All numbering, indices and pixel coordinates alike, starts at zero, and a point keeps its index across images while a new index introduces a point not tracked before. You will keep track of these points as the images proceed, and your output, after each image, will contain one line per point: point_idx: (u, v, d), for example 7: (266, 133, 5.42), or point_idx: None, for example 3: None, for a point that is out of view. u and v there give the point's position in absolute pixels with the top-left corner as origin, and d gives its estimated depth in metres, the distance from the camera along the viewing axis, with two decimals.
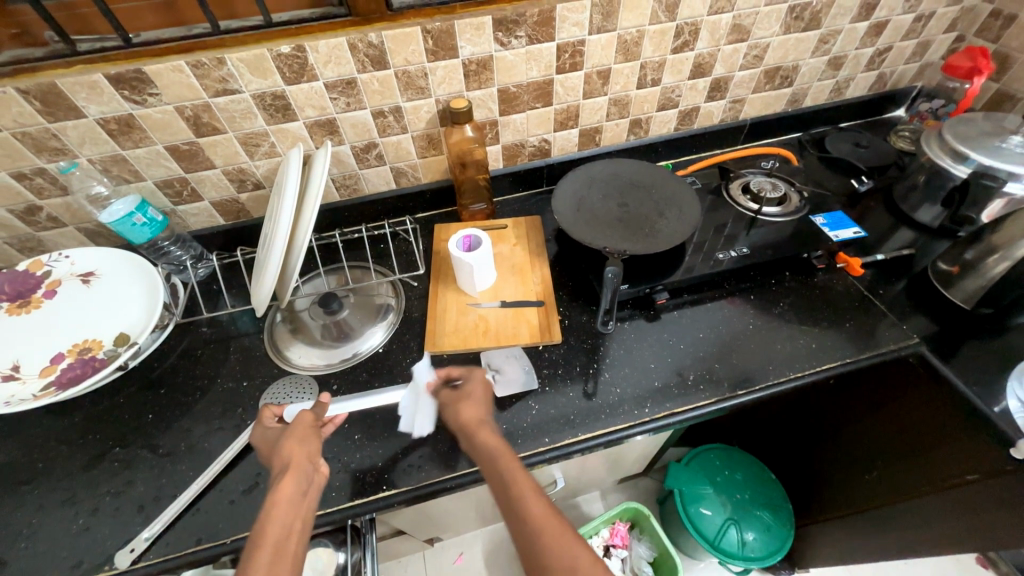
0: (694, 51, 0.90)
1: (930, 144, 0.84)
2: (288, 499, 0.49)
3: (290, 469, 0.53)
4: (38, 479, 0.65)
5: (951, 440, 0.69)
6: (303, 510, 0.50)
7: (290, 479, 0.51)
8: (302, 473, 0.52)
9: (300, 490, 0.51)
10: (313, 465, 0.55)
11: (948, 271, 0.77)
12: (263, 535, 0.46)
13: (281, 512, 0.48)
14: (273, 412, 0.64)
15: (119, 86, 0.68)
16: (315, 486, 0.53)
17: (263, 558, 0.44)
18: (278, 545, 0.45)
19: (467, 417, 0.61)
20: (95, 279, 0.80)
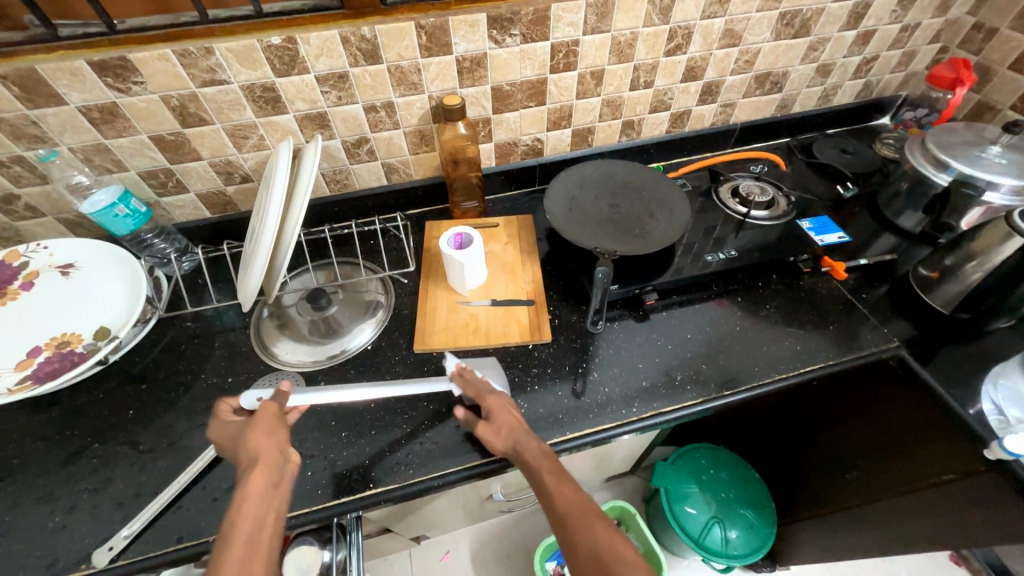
0: (687, 54, 0.91)
1: (913, 152, 0.86)
2: (260, 493, 0.48)
3: (258, 462, 0.51)
4: (13, 475, 0.64)
5: (929, 442, 0.71)
6: (276, 503, 0.49)
7: (261, 471, 0.50)
8: (273, 466, 0.51)
9: (272, 483, 0.50)
10: (281, 453, 0.53)
11: (927, 276, 0.79)
12: (234, 531, 0.45)
13: (253, 507, 0.47)
14: (230, 404, 0.62)
15: (102, 73, 0.66)
16: (287, 475, 0.53)
17: (236, 555, 0.43)
18: (252, 542, 0.45)
19: (514, 436, 0.60)
20: (75, 271, 0.78)
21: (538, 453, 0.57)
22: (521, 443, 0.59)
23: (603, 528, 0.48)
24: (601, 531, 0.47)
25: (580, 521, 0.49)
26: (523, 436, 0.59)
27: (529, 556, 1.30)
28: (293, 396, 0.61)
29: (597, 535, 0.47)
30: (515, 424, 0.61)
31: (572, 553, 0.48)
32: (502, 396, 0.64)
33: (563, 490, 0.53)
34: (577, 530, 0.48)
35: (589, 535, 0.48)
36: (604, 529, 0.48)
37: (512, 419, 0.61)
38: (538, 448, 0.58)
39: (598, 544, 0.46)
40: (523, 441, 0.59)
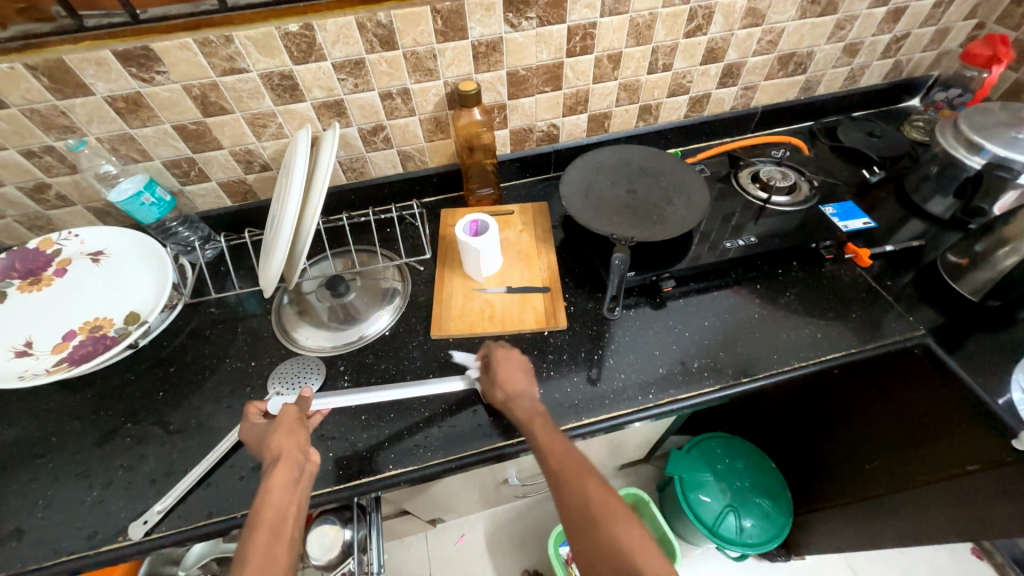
0: (707, 35, 0.88)
1: (945, 134, 0.82)
2: (285, 485, 0.51)
3: (286, 458, 0.53)
4: (53, 452, 0.67)
5: (953, 432, 0.69)
6: (296, 498, 0.51)
7: (283, 467, 0.52)
8: (294, 463, 0.53)
9: (293, 478, 0.52)
10: (303, 450, 0.56)
11: (957, 263, 0.76)
12: (262, 519, 0.47)
13: (277, 496, 0.50)
14: (258, 408, 0.63)
15: (126, 63, 0.67)
16: (307, 473, 0.55)
17: (260, 541, 0.46)
18: (276, 529, 0.47)
19: (513, 392, 0.63)
20: (105, 259, 0.80)
21: (532, 412, 0.61)
22: (515, 401, 0.62)
23: (594, 482, 0.52)
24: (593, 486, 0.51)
25: (571, 479, 0.52)
26: (520, 395, 0.63)
27: (543, 541, 1.32)
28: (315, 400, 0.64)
29: (588, 491, 0.51)
30: (515, 378, 0.64)
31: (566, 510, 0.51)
32: (515, 351, 0.68)
33: (561, 451, 0.56)
34: (570, 487, 0.52)
35: (580, 491, 0.51)
36: (596, 485, 0.51)
37: (515, 373, 0.65)
38: (532, 405, 0.62)
39: (589, 500, 0.50)
40: (521, 398, 0.62)
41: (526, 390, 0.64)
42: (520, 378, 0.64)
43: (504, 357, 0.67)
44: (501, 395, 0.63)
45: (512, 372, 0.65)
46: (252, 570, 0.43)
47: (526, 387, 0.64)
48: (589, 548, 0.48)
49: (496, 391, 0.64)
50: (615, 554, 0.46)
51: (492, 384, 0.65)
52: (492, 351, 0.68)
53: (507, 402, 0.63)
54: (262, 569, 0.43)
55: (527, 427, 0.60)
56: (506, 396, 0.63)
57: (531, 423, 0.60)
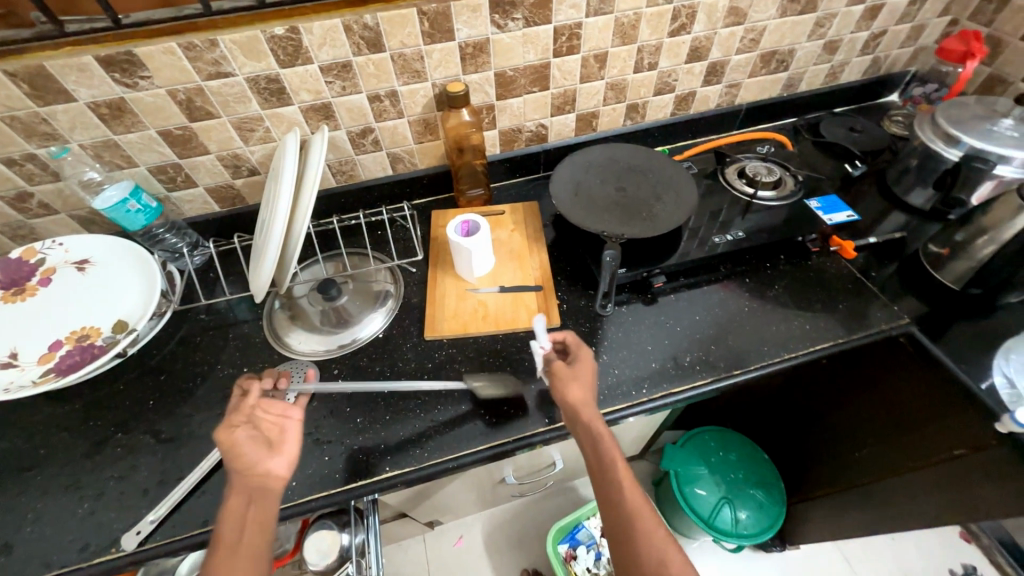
0: (691, 34, 0.89)
1: (923, 129, 0.85)
2: (237, 513, 0.53)
3: (241, 487, 0.54)
4: (42, 465, 0.66)
5: (939, 418, 0.71)
6: (251, 522, 0.53)
7: (237, 496, 0.54)
8: (246, 487, 0.54)
9: (247, 501, 0.54)
10: (262, 465, 0.56)
11: (937, 253, 0.78)
12: (216, 552, 0.50)
13: (231, 524, 0.52)
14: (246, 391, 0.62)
15: (109, 69, 0.67)
16: (268, 492, 0.55)
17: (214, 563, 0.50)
18: (227, 552, 0.50)
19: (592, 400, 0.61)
20: (91, 267, 0.79)
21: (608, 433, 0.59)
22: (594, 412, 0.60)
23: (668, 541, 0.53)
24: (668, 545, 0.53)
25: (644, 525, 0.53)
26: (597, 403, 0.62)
27: (541, 539, 1.33)
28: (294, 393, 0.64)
29: (667, 548, 0.52)
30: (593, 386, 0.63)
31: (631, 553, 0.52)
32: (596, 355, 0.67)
33: (635, 493, 0.56)
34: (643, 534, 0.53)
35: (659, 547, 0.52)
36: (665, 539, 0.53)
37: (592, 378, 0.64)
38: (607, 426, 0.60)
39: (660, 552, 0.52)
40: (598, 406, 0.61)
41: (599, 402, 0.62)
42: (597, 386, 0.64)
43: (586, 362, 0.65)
44: (580, 400, 0.61)
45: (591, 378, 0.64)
46: None
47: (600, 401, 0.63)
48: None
49: (577, 393, 0.61)
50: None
51: (572, 383, 0.62)
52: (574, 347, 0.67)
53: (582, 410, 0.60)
54: None
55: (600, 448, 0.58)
56: (585, 403, 0.61)
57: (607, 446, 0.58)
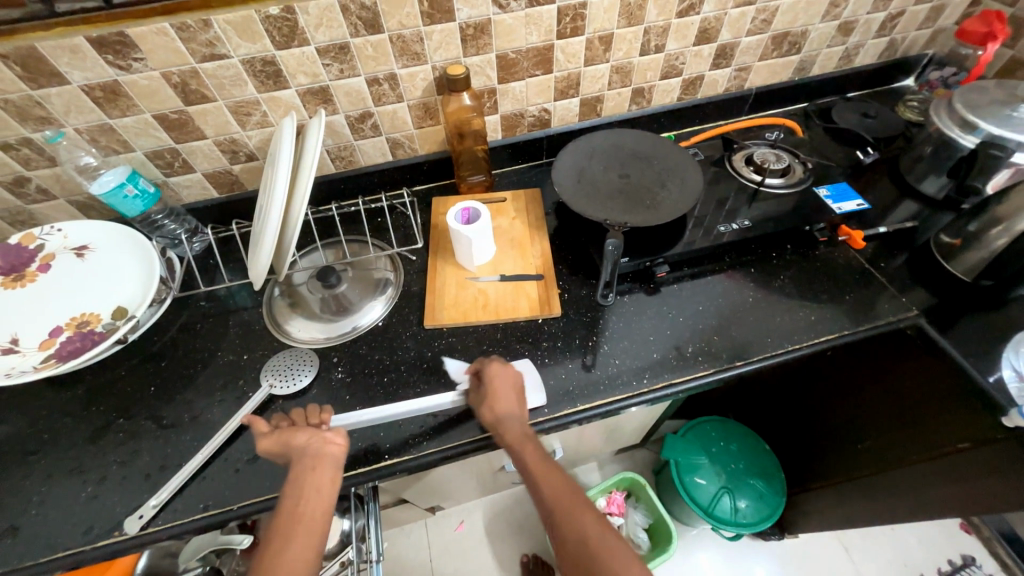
0: (700, 14, 0.86)
1: (939, 114, 0.82)
2: (301, 479, 0.54)
3: (301, 457, 0.56)
4: (45, 449, 0.66)
5: (946, 411, 0.70)
6: (312, 488, 0.54)
7: (300, 462, 0.56)
8: (307, 453, 0.56)
9: (310, 467, 0.55)
10: (316, 436, 0.58)
11: (950, 243, 0.76)
12: (280, 515, 0.52)
13: (296, 490, 0.54)
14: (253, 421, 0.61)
15: (102, 50, 0.65)
16: (329, 458, 0.56)
17: (279, 526, 0.51)
18: (291, 516, 0.52)
19: (503, 413, 0.63)
20: (90, 253, 0.79)
21: (523, 436, 0.61)
22: (505, 423, 0.62)
23: (590, 516, 0.56)
24: (589, 521, 0.55)
25: (566, 510, 0.56)
26: (508, 414, 0.63)
27: (541, 525, 1.34)
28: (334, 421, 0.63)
29: (584, 524, 0.55)
30: (504, 396, 0.64)
31: (560, 539, 0.55)
32: (508, 365, 0.67)
33: (550, 479, 0.59)
34: (566, 519, 0.56)
35: (577, 525, 0.55)
36: (589, 516, 0.56)
37: (505, 389, 0.65)
38: (523, 430, 0.62)
39: (582, 529, 0.54)
40: (510, 418, 0.62)
41: (513, 411, 0.63)
42: (507, 395, 0.64)
43: (499, 375, 0.66)
44: (491, 416, 0.63)
45: (503, 391, 0.64)
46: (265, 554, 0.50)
47: (516, 407, 0.64)
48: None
49: (487, 410, 0.63)
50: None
51: (483, 402, 0.64)
52: (486, 365, 0.68)
53: (496, 424, 0.62)
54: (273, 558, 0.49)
55: (517, 453, 0.61)
56: (495, 415, 0.63)
57: (522, 448, 0.60)
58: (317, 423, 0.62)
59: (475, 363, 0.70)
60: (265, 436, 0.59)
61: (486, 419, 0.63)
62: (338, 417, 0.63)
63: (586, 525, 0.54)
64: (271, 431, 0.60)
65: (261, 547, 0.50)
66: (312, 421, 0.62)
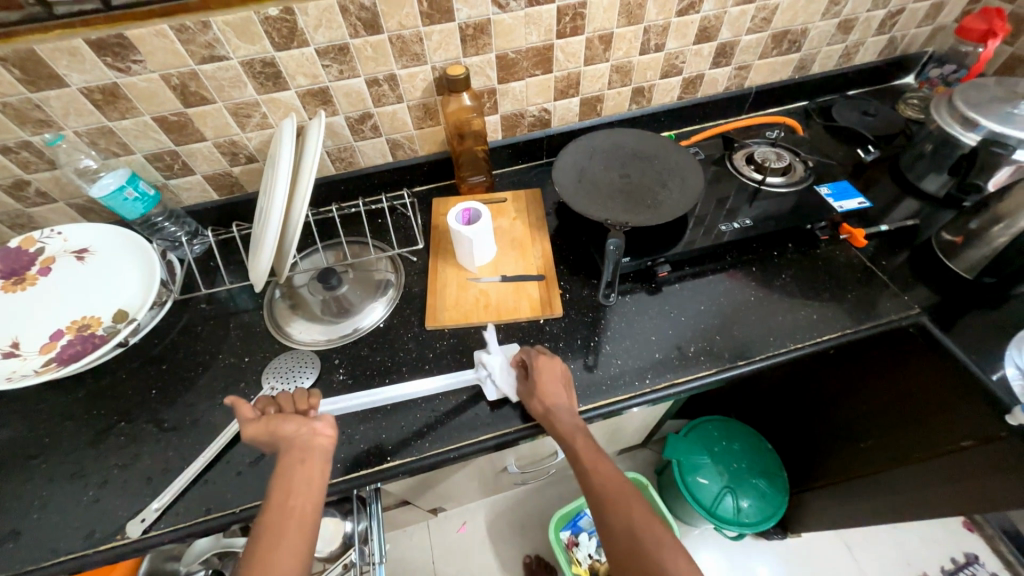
0: (700, 13, 0.86)
1: (939, 112, 0.82)
2: (291, 472, 0.54)
3: (289, 447, 0.56)
4: (46, 453, 0.66)
5: (950, 410, 0.70)
6: (303, 480, 0.54)
7: (289, 454, 0.55)
8: (296, 445, 0.56)
9: (301, 459, 0.55)
10: (305, 426, 0.57)
11: (951, 241, 0.76)
12: (270, 508, 0.51)
13: (286, 483, 0.53)
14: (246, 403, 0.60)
15: (101, 53, 0.65)
16: (319, 450, 0.56)
17: (269, 519, 0.51)
18: (282, 509, 0.51)
19: (551, 405, 0.63)
20: (90, 256, 0.79)
21: (574, 428, 0.61)
22: (556, 413, 0.62)
23: (639, 508, 0.55)
24: (639, 513, 0.54)
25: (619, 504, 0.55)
26: (558, 405, 0.63)
27: (544, 526, 1.34)
28: (322, 406, 0.64)
29: (633, 517, 0.54)
30: (555, 389, 0.64)
31: (608, 530, 0.55)
32: (555, 359, 0.67)
33: (601, 469, 0.59)
34: (615, 511, 0.55)
35: (627, 517, 0.54)
36: (644, 512, 0.55)
37: (554, 383, 0.64)
38: (573, 421, 0.62)
39: (635, 526, 0.53)
40: (559, 410, 0.62)
41: (563, 403, 0.63)
42: (558, 389, 0.64)
43: (546, 367, 0.66)
44: (541, 407, 0.63)
45: (551, 385, 0.64)
46: (257, 547, 0.49)
47: (566, 400, 0.64)
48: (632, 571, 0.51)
49: (536, 402, 0.63)
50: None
51: (531, 394, 0.64)
52: (532, 356, 0.67)
53: (547, 415, 0.63)
54: (266, 551, 0.48)
55: (567, 442, 0.61)
56: (546, 406, 0.63)
57: (571, 437, 0.60)
58: (305, 410, 0.61)
59: (520, 352, 0.69)
60: (252, 422, 0.58)
61: (536, 410, 0.63)
62: (325, 403, 0.64)
63: (636, 518, 0.54)
64: (258, 417, 0.59)
65: (250, 543, 0.50)
66: (298, 407, 0.61)
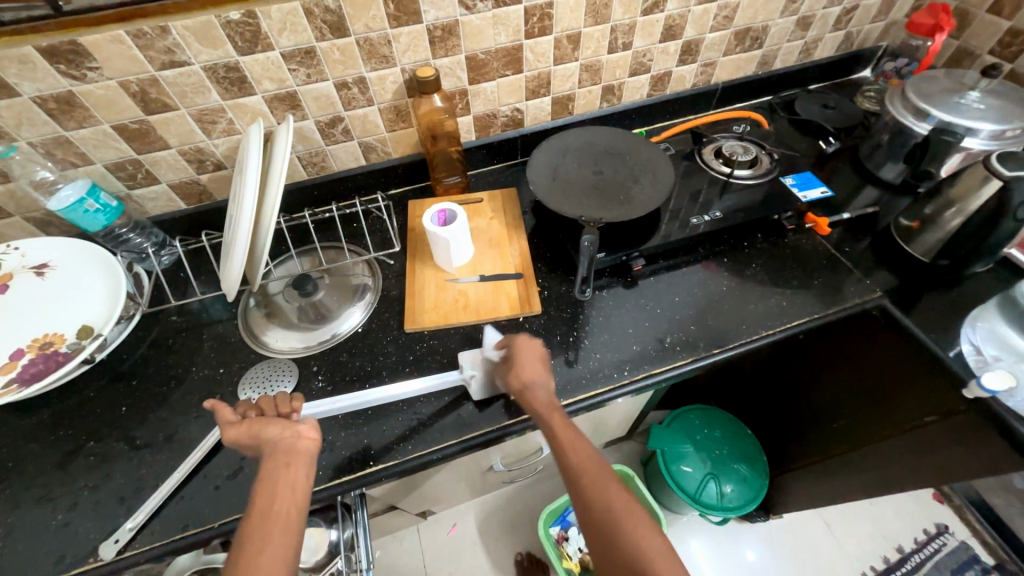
0: (664, 12, 0.88)
1: (894, 103, 0.86)
2: (275, 477, 0.53)
3: (273, 452, 0.55)
4: (9, 478, 0.63)
5: (913, 387, 0.73)
6: (288, 485, 0.52)
7: (273, 459, 0.54)
8: (280, 450, 0.55)
9: (285, 463, 0.54)
10: (289, 429, 0.57)
11: (909, 226, 0.80)
12: (253, 516, 0.49)
13: (270, 488, 0.52)
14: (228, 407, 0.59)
15: (53, 60, 0.63)
16: (302, 453, 0.56)
17: (253, 527, 0.49)
18: (266, 514, 0.50)
19: (529, 381, 0.62)
20: (50, 271, 0.76)
21: (550, 404, 0.60)
22: (532, 389, 0.61)
23: (616, 485, 0.53)
24: (616, 490, 0.53)
25: (596, 483, 0.53)
26: (536, 381, 0.62)
27: (534, 523, 1.34)
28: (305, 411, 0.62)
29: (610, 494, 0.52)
30: (534, 367, 0.63)
31: (583, 507, 0.53)
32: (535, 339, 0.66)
33: (577, 443, 0.57)
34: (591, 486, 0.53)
35: (604, 494, 0.52)
36: (620, 489, 0.53)
37: (532, 359, 0.64)
38: (550, 398, 0.61)
39: (612, 503, 0.51)
40: (537, 385, 0.61)
41: (541, 380, 0.62)
42: (538, 367, 0.63)
43: (524, 344, 0.65)
44: (518, 382, 0.62)
45: (529, 361, 0.63)
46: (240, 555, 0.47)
47: (543, 377, 0.63)
48: (606, 550, 0.50)
49: (514, 377, 0.63)
50: (635, 562, 0.47)
51: (508, 369, 0.63)
52: (509, 339, 0.66)
53: (523, 390, 0.62)
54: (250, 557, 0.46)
55: (544, 418, 0.59)
56: (524, 382, 0.62)
57: (548, 413, 0.59)
58: (287, 412, 0.60)
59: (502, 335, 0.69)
60: (233, 425, 0.57)
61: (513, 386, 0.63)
62: (307, 408, 0.63)
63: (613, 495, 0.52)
64: (240, 420, 0.58)
65: (233, 554, 0.47)
66: (281, 410, 0.59)
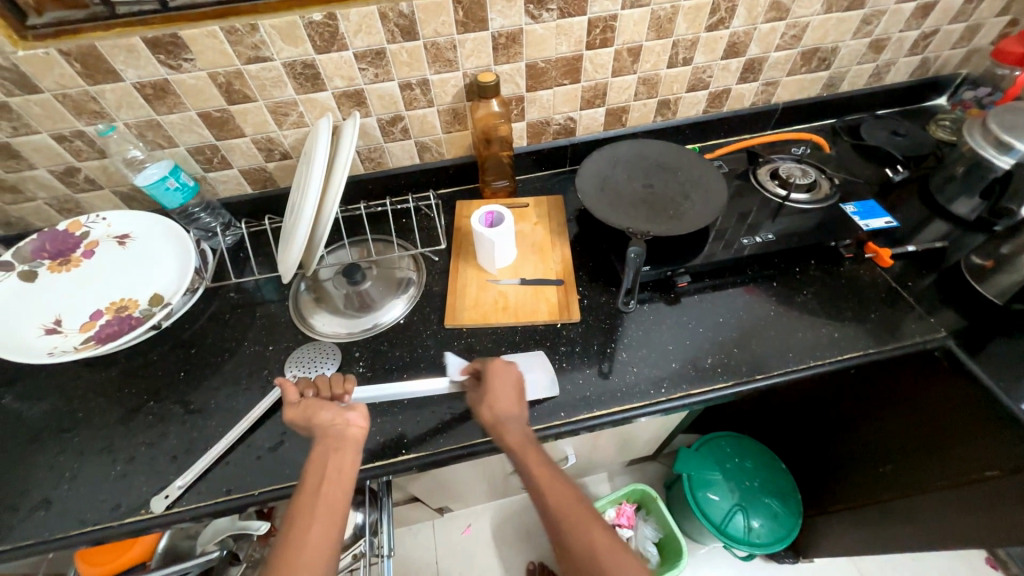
0: (729, 29, 0.87)
1: (972, 132, 0.80)
2: (325, 459, 0.56)
3: (323, 435, 0.57)
4: (79, 427, 0.69)
5: (971, 437, 0.69)
6: (337, 469, 0.55)
7: (325, 442, 0.57)
8: (330, 434, 0.57)
9: (335, 448, 0.57)
10: (340, 417, 0.59)
11: (981, 265, 0.75)
12: (304, 492, 0.53)
13: (320, 468, 0.55)
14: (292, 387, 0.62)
15: (155, 50, 0.69)
16: (351, 439, 0.58)
17: (303, 501, 0.52)
18: (314, 491, 0.53)
19: (503, 416, 0.61)
20: (130, 242, 0.82)
21: (524, 440, 0.59)
22: (506, 425, 0.60)
23: (597, 527, 0.51)
24: (598, 532, 0.51)
25: (574, 524, 0.52)
26: (509, 416, 0.61)
27: None
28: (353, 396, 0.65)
29: (592, 535, 0.50)
30: (509, 400, 0.62)
31: (566, 551, 0.51)
32: (511, 365, 0.66)
33: (553, 483, 0.55)
34: (571, 528, 0.51)
35: (585, 535, 0.51)
36: (601, 529, 0.51)
37: (506, 390, 0.63)
38: (524, 432, 0.60)
39: (594, 546, 0.50)
40: (510, 420, 0.61)
41: (516, 414, 0.62)
42: (512, 399, 0.63)
43: (500, 374, 0.64)
44: (491, 416, 0.61)
45: (502, 391, 0.63)
46: (291, 526, 0.50)
47: (517, 410, 0.62)
48: None
49: (488, 410, 0.62)
50: None
51: (482, 400, 0.63)
52: (484, 364, 0.66)
53: (496, 425, 0.61)
54: (298, 529, 0.50)
55: (519, 456, 0.58)
56: (497, 417, 0.61)
57: (523, 451, 0.58)
58: (340, 394, 0.62)
59: (475, 361, 0.69)
60: (291, 406, 0.60)
61: (486, 420, 0.62)
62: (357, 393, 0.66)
63: (596, 538, 0.50)
64: (297, 400, 0.61)
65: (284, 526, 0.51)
66: (334, 391, 0.62)
